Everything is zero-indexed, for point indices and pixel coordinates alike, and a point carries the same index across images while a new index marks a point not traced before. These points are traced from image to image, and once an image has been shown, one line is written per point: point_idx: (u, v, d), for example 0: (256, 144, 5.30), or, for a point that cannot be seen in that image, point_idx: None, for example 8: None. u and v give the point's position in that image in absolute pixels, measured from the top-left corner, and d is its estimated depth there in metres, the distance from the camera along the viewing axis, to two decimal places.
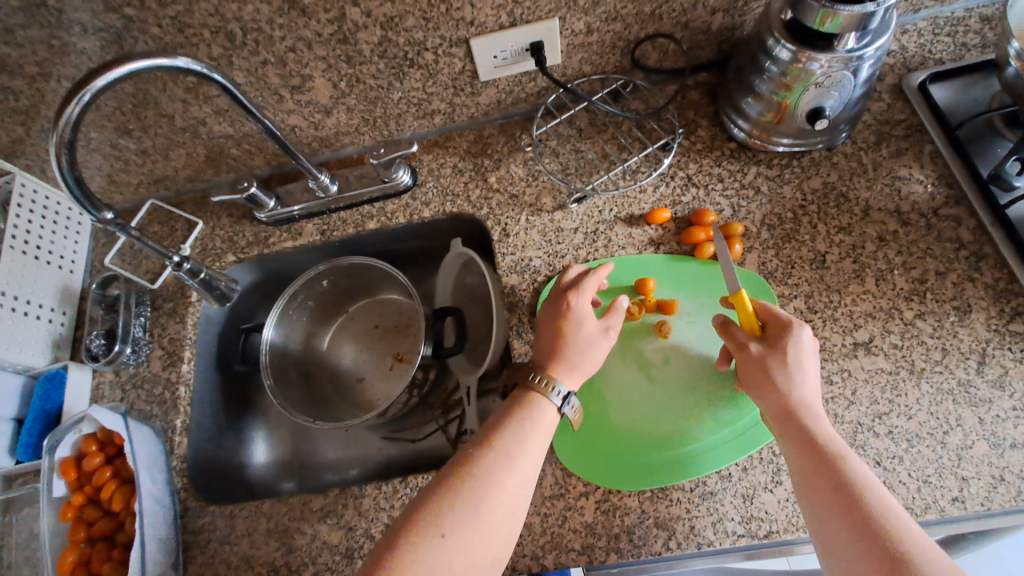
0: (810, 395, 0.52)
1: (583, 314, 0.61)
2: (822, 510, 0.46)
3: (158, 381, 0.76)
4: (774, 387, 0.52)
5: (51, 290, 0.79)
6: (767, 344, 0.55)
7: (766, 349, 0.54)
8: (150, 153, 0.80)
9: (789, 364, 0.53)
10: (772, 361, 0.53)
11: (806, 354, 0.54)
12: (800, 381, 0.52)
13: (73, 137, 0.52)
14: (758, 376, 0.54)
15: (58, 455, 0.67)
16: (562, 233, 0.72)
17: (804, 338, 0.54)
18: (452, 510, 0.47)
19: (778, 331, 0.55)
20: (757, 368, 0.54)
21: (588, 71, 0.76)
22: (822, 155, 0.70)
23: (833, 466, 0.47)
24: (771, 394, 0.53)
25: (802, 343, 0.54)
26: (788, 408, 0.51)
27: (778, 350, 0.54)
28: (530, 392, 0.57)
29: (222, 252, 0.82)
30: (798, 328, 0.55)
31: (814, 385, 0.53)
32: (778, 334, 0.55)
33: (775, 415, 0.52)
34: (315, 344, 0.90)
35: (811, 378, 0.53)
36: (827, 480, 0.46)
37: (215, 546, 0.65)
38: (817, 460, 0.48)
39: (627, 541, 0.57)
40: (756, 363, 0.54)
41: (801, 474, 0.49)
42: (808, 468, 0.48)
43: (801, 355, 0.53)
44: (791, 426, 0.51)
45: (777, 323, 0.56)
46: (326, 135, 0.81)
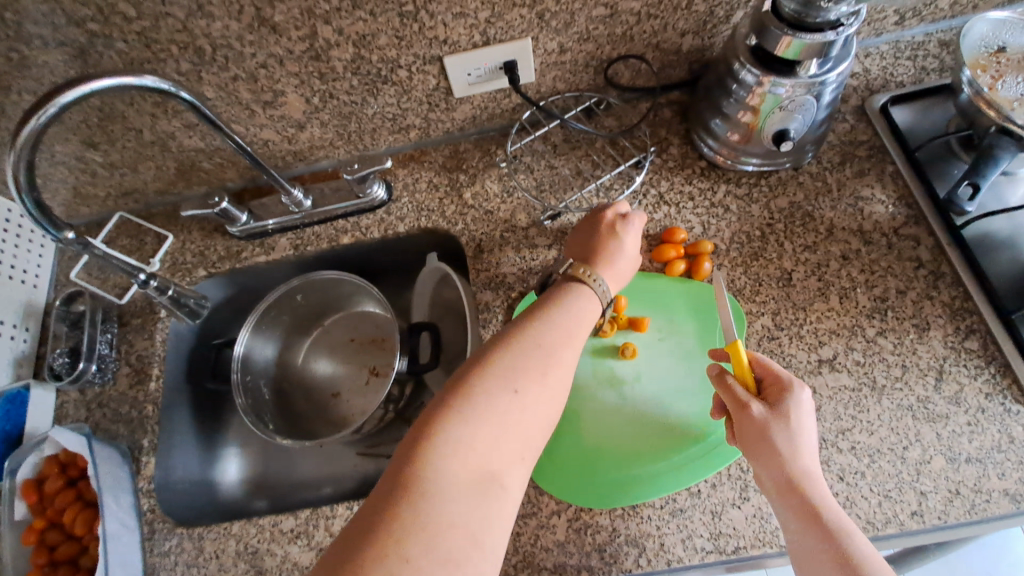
0: (811, 462, 0.50)
1: (637, 231, 0.63)
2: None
3: (124, 400, 0.74)
4: (775, 453, 0.50)
5: (13, 306, 0.77)
6: (770, 406, 0.52)
7: (769, 412, 0.52)
8: (117, 166, 0.78)
9: (792, 429, 0.51)
10: (776, 427, 0.51)
11: (806, 417, 0.52)
12: (801, 448, 0.50)
13: (33, 158, 0.51)
14: (761, 442, 0.51)
15: (19, 477, 0.65)
16: (536, 250, 0.73)
17: (804, 400, 0.52)
18: (522, 370, 0.48)
19: (779, 391, 0.53)
20: (760, 434, 0.51)
21: (562, 89, 0.77)
22: (790, 174, 0.71)
23: (836, 541, 0.45)
24: (773, 460, 0.50)
25: (802, 406, 0.52)
26: (788, 475, 0.49)
27: (779, 412, 0.51)
28: (580, 283, 0.57)
29: (192, 266, 0.81)
30: (800, 390, 0.53)
31: (812, 448, 0.51)
32: (779, 394, 0.52)
33: (775, 483, 0.50)
34: (289, 359, 0.90)
35: (810, 444, 0.51)
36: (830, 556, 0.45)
37: (182, 570, 0.64)
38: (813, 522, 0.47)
39: (598, 558, 0.57)
40: (761, 428, 0.51)
41: (798, 535, 0.48)
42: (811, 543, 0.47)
43: (801, 419, 0.51)
44: (794, 496, 0.49)
45: (779, 383, 0.53)
46: (300, 149, 0.80)
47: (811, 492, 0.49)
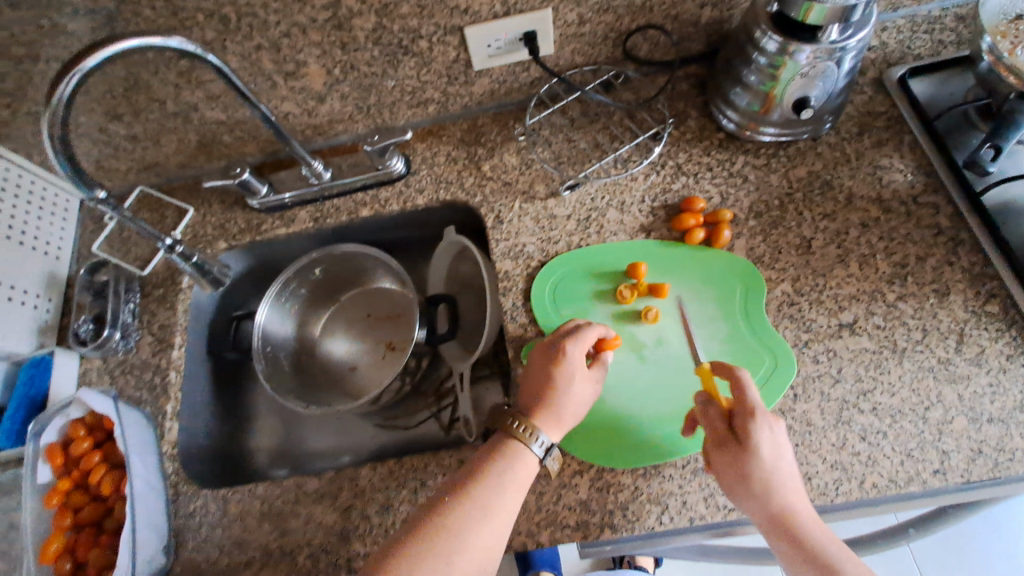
0: (792, 492, 0.52)
1: (575, 366, 0.60)
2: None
3: (148, 367, 0.75)
4: (755, 491, 0.52)
5: (37, 276, 0.78)
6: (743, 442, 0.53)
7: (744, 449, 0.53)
8: (140, 139, 0.79)
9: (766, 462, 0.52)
10: (752, 464, 0.52)
11: (781, 448, 0.53)
12: (775, 481, 0.52)
13: (66, 124, 0.52)
14: (745, 484, 0.52)
15: (44, 440, 0.66)
16: (555, 220, 0.74)
17: (776, 430, 0.53)
18: (445, 535, 0.50)
19: (751, 422, 0.53)
20: (742, 473, 0.52)
21: (580, 62, 0.77)
22: (808, 145, 0.72)
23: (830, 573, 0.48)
24: (757, 498, 0.52)
25: (776, 437, 0.53)
26: (771, 512, 0.51)
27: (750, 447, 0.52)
28: (511, 439, 0.57)
29: (213, 239, 0.82)
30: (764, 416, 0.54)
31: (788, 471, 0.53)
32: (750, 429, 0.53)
33: (761, 518, 0.52)
34: (307, 332, 0.91)
35: (790, 473, 0.53)
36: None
37: (208, 531, 0.65)
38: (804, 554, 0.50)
39: (620, 516, 0.58)
40: (744, 470, 0.52)
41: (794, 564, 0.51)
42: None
43: (778, 453, 0.53)
44: (787, 537, 0.51)
45: (750, 416, 0.53)
46: (319, 122, 0.81)
47: (797, 523, 0.51)
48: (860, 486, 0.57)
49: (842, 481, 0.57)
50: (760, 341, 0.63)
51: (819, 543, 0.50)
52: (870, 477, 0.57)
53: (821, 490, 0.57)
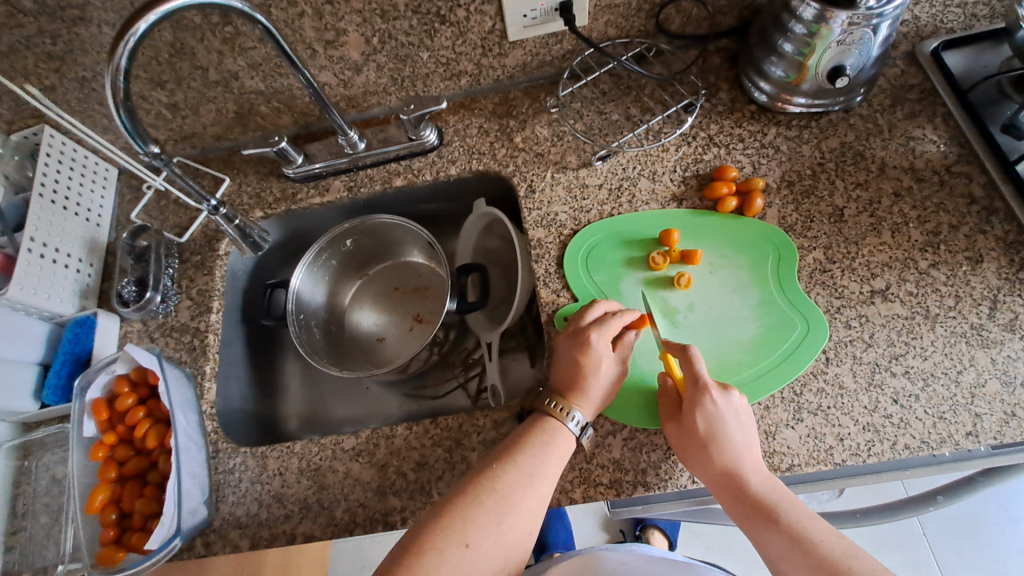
0: (741, 454, 0.54)
1: (602, 353, 0.60)
2: (786, 566, 0.48)
3: (187, 329, 0.77)
4: (698, 455, 0.54)
5: (78, 240, 0.80)
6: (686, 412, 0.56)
7: (687, 418, 0.56)
8: (180, 108, 0.81)
9: (706, 429, 0.54)
10: (693, 431, 0.55)
11: (726, 416, 0.55)
12: (715, 443, 0.54)
13: (126, 84, 0.54)
14: (689, 453, 0.55)
15: (89, 396, 0.68)
16: (587, 189, 0.74)
17: (717, 400, 0.55)
18: (494, 496, 0.51)
19: (693, 395, 0.56)
20: (686, 444, 0.56)
21: (613, 35, 0.78)
22: (840, 117, 0.73)
23: (781, 527, 0.49)
24: (701, 462, 0.54)
25: (717, 407, 0.55)
26: (714, 474, 0.53)
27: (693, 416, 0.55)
28: (546, 417, 0.58)
29: (249, 207, 0.84)
30: (706, 389, 0.56)
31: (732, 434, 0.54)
32: (692, 402, 0.56)
33: (707, 480, 0.54)
34: (336, 303, 0.93)
35: (736, 439, 0.54)
36: (782, 543, 0.49)
37: (248, 486, 0.67)
38: (747, 509, 0.51)
39: (653, 475, 0.59)
40: (686, 440, 0.55)
41: (742, 521, 0.52)
42: (758, 533, 0.51)
43: (720, 421, 0.55)
44: (735, 499, 0.52)
45: (692, 390, 0.56)
46: (354, 94, 0.83)
47: (740, 481, 0.53)
48: (892, 447, 0.57)
49: (874, 442, 0.57)
50: (793, 307, 0.64)
51: (769, 499, 0.51)
52: (902, 439, 0.57)
53: (852, 451, 0.57)
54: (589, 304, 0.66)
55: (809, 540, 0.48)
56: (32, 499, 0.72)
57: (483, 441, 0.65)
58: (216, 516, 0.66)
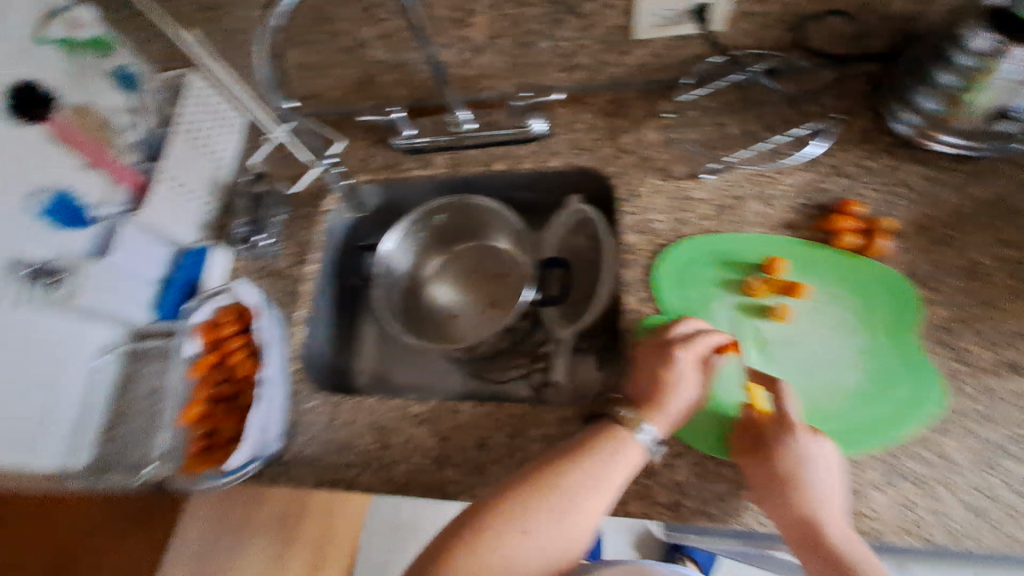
0: (822, 503, 0.50)
1: (686, 371, 0.58)
2: None
3: (284, 275, 0.82)
4: (777, 494, 0.52)
5: (204, 177, 0.87)
6: (767, 447, 0.54)
7: (769, 453, 0.54)
8: (309, 69, 0.86)
9: (790, 468, 0.52)
10: (774, 467, 0.52)
11: (811, 460, 0.52)
12: (798, 482, 0.51)
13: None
14: (764, 491, 0.53)
15: (196, 320, 0.73)
16: (691, 202, 0.72)
17: (804, 442, 0.53)
18: (559, 490, 0.51)
19: (777, 431, 0.54)
20: (762, 481, 0.53)
21: (745, 44, 0.74)
22: (991, 165, 0.66)
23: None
24: (778, 502, 0.51)
25: (803, 449, 0.53)
26: (792, 518, 0.50)
27: (775, 452, 0.53)
28: (615, 425, 0.56)
29: (356, 171, 0.88)
30: (794, 428, 0.54)
31: (818, 479, 0.51)
32: (774, 439, 0.54)
33: (782, 525, 0.51)
34: (419, 274, 0.96)
35: (820, 485, 0.51)
36: None
37: (318, 431, 0.71)
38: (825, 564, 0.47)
39: (717, 506, 0.57)
40: (762, 477, 0.53)
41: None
42: None
43: (804, 464, 0.52)
44: (810, 547, 0.48)
45: (776, 427, 0.55)
46: (470, 75, 0.84)
47: (821, 531, 0.49)
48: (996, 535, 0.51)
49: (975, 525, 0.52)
50: (902, 362, 0.59)
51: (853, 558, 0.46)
52: (1010, 528, 0.51)
53: (951, 531, 0.52)
54: (675, 319, 0.64)
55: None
56: (131, 401, 0.80)
57: (545, 435, 0.65)
58: (286, 453, 0.70)
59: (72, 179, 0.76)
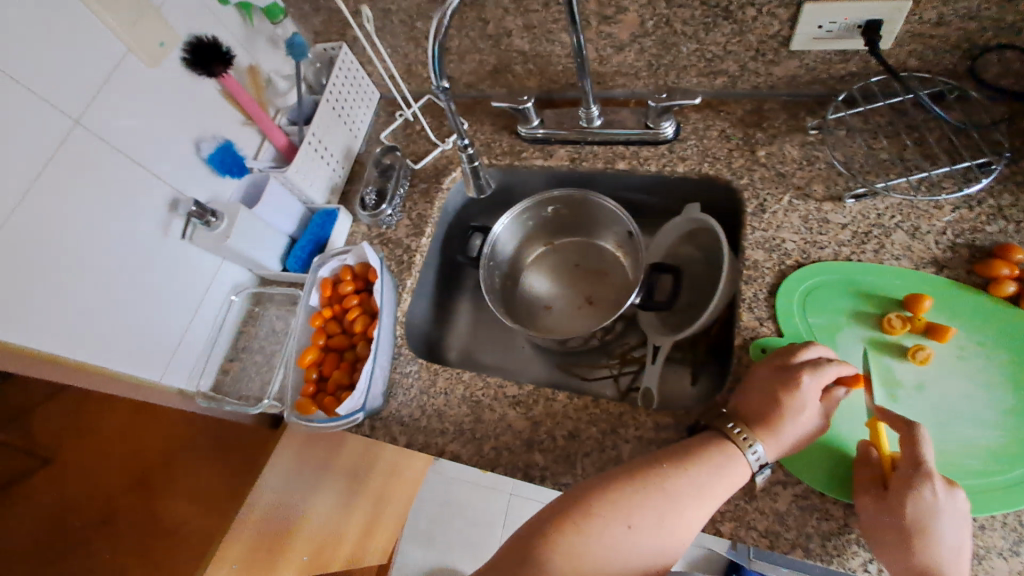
0: (947, 560, 0.47)
1: (809, 397, 0.55)
2: None
3: (401, 244, 0.87)
4: (896, 544, 0.48)
5: (340, 144, 0.94)
6: (892, 493, 0.50)
7: (893, 499, 0.50)
8: (451, 52, 0.90)
9: (917, 520, 0.48)
10: (898, 515, 0.49)
11: (942, 515, 0.48)
12: (924, 536, 0.47)
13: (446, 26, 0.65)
14: (880, 532, 0.50)
15: (321, 273, 0.80)
16: (827, 225, 0.68)
17: (938, 494, 0.49)
18: (663, 492, 0.50)
19: (907, 477, 0.50)
20: (879, 523, 0.50)
21: (913, 65, 0.69)
22: None
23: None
24: (896, 552, 0.48)
25: (935, 501, 0.48)
26: (910, 571, 0.47)
27: (901, 499, 0.49)
28: (724, 440, 0.55)
29: (479, 153, 0.91)
30: (929, 479, 0.49)
31: (948, 537, 0.48)
32: (902, 483, 0.50)
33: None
34: (520, 260, 0.97)
35: (948, 542, 0.48)
36: None
37: (416, 394, 0.75)
38: None
39: (818, 544, 0.54)
40: (881, 519, 0.50)
41: None
42: None
43: (934, 518, 0.48)
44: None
45: (906, 472, 0.50)
46: (605, 72, 0.84)
47: None
48: None
49: None
50: None
51: None
52: None
53: None
54: (799, 343, 0.61)
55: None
56: (252, 339, 0.88)
57: (638, 438, 0.65)
58: (385, 410, 0.75)
59: (236, 135, 0.85)
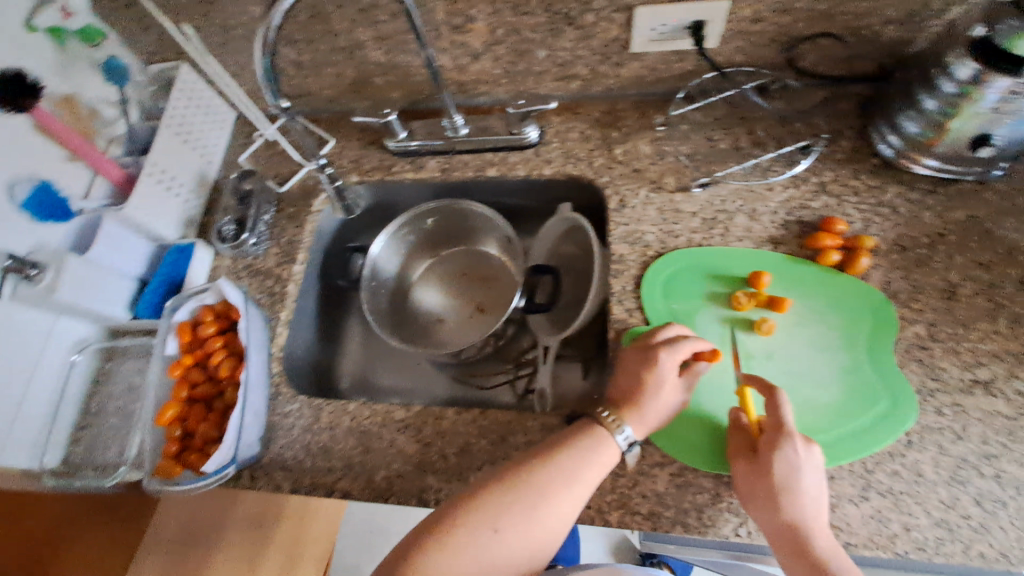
0: (811, 510, 0.51)
1: (667, 374, 0.59)
2: None
3: (270, 274, 0.81)
4: (768, 501, 0.52)
5: (192, 173, 0.86)
6: (762, 454, 0.54)
7: (763, 460, 0.53)
8: (304, 67, 0.85)
9: (783, 477, 0.52)
10: (768, 475, 0.52)
11: (803, 469, 0.52)
12: (790, 491, 0.51)
13: (274, 40, 0.57)
14: (754, 493, 0.53)
15: (177, 317, 0.73)
16: (680, 215, 0.72)
17: (798, 450, 0.53)
18: (530, 489, 0.53)
19: (772, 438, 0.54)
20: (752, 484, 0.53)
21: (739, 62, 0.76)
22: (971, 188, 0.67)
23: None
24: (768, 509, 0.52)
25: (796, 457, 0.53)
26: (779, 526, 0.51)
27: (770, 459, 0.53)
28: (597, 425, 0.58)
29: (347, 171, 0.88)
30: (792, 439, 0.53)
31: (809, 488, 0.52)
32: (769, 444, 0.54)
33: (768, 531, 0.52)
34: (406, 276, 0.95)
35: (811, 495, 0.51)
36: None
37: (298, 433, 0.70)
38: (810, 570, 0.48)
39: (695, 517, 0.57)
40: (754, 481, 0.53)
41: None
42: None
43: (797, 473, 0.52)
44: (796, 554, 0.49)
45: (771, 433, 0.54)
46: (466, 80, 0.84)
47: (806, 539, 0.50)
48: (964, 551, 0.52)
49: (944, 541, 0.53)
50: (883, 380, 0.60)
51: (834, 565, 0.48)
52: (978, 545, 0.52)
53: (918, 544, 0.53)
54: (660, 324, 0.65)
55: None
56: (107, 398, 0.79)
57: (527, 443, 0.65)
58: (266, 455, 0.69)
59: (54, 171, 0.75)
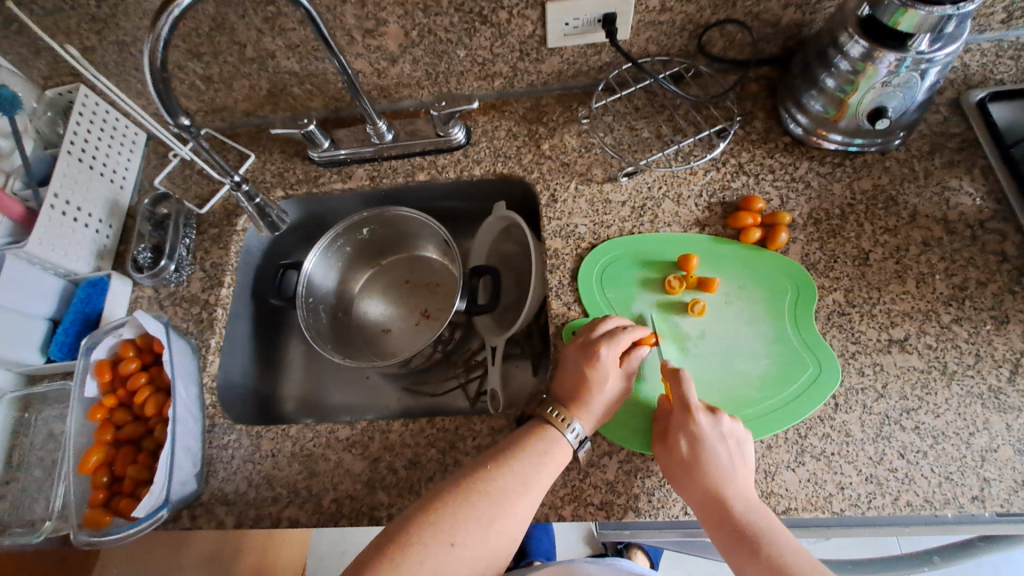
0: (727, 479, 0.53)
1: (608, 367, 0.60)
2: None
3: (196, 301, 0.77)
4: (686, 481, 0.54)
5: (101, 201, 0.81)
6: (673, 435, 0.56)
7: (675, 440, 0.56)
8: (214, 81, 0.81)
9: (693, 453, 0.54)
10: (681, 453, 0.55)
11: (713, 440, 0.55)
12: (701, 464, 0.54)
13: (163, 53, 0.54)
14: (674, 475, 0.55)
15: (94, 356, 0.68)
16: (609, 205, 0.73)
17: (705, 426, 0.55)
18: (483, 497, 0.52)
19: (680, 418, 0.56)
20: (671, 465, 0.56)
21: (653, 51, 0.78)
22: (875, 158, 0.71)
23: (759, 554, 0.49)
24: (686, 486, 0.54)
25: (704, 432, 0.55)
26: (699, 501, 0.53)
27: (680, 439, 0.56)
28: (546, 425, 0.58)
29: (271, 185, 0.84)
30: (697, 415, 0.56)
31: (720, 457, 0.54)
32: (679, 424, 0.56)
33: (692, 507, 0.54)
34: (347, 288, 0.93)
35: (724, 466, 0.53)
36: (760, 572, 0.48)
37: (239, 464, 0.67)
38: (729, 537, 0.51)
39: (646, 501, 0.58)
40: (672, 463, 0.55)
41: (724, 548, 0.51)
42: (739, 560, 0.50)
43: (708, 448, 0.54)
44: (717, 523, 0.52)
45: (680, 413, 0.57)
46: (387, 84, 0.82)
47: (724, 507, 0.52)
48: (893, 502, 0.55)
49: (875, 495, 0.56)
50: (809, 349, 0.63)
51: (751, 527, 0.51)
52: (905, 495, 0.55)
53: (852, 501, 0.56)
54: (601, 317, 0.66)
55: (787, 573, 0.47)
56: (29, 450, 0.73)
57: (477, 447, 0.64)
58: (206, 491, 0.66)
59: None
